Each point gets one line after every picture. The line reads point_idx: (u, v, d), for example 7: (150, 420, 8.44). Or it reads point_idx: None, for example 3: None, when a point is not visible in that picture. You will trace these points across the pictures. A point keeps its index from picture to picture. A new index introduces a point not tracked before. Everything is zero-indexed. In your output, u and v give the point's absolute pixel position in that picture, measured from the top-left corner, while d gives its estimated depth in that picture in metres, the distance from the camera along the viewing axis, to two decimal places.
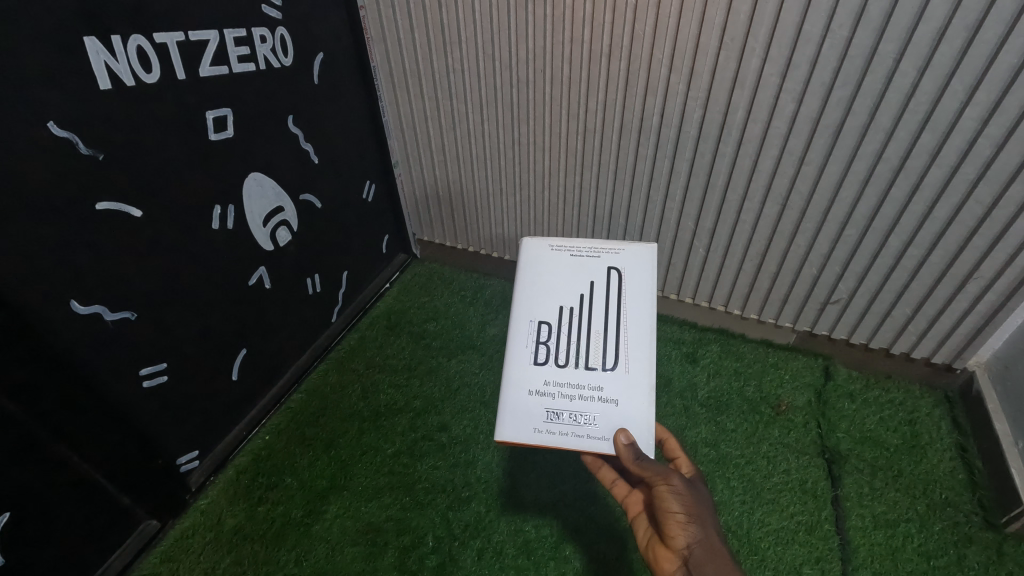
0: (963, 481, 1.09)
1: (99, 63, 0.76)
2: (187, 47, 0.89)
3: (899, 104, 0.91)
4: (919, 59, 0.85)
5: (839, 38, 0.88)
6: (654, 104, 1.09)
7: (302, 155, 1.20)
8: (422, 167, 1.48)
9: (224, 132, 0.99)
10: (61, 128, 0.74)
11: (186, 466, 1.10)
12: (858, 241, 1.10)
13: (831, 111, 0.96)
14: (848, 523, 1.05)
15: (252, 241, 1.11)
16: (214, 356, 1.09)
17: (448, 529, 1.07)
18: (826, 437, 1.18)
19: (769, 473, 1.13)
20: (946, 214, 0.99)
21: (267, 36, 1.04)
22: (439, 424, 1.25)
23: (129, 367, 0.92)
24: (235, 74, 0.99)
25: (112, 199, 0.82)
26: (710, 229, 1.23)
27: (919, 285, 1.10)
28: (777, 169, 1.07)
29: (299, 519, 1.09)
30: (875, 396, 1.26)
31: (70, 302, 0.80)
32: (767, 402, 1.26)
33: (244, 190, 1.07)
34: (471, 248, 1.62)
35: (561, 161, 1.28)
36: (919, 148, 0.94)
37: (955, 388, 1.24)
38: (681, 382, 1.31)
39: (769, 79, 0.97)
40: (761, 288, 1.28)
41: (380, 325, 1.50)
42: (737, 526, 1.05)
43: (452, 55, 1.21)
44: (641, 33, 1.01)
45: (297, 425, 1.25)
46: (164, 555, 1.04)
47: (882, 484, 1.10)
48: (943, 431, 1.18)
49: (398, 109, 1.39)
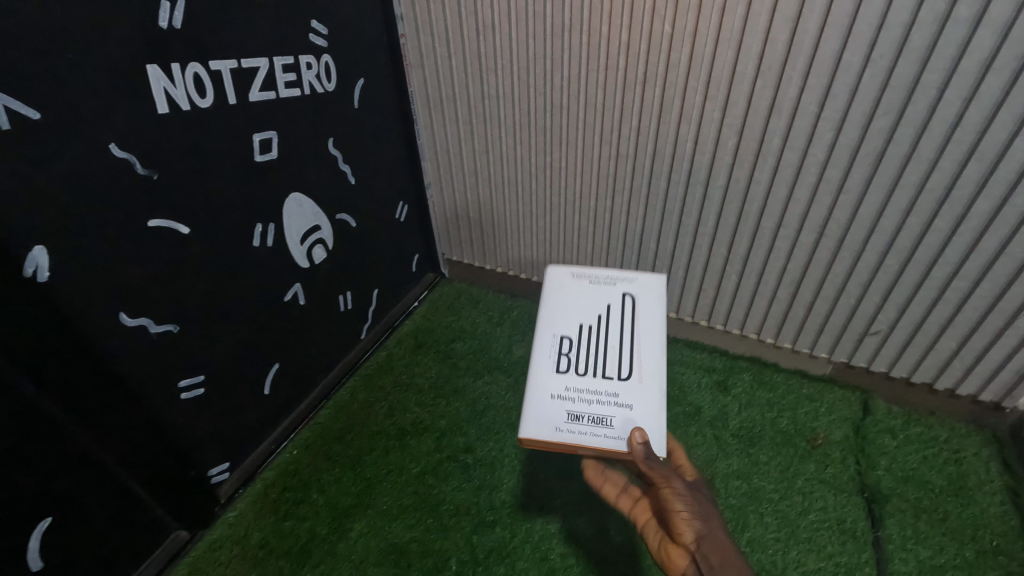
0: (1016, 528, 1.04)
1: (158, 89, 0.81)
2: (238, 74, 0.93)
3: (943, 134, 0.89)
4: (964, 89, 0.84)
5: (880, 67, 0.88)
6: (688, 130, 1.09)
7: (340, 175, 1.24)
8: (453, 188, 1.51)
9: (268, 154, 1.03)
10: (121, 149, 0.78)
11: (218, 477, 1.12)
12: (899, 272, 1.07)
13: (871, 140, 0.95)
14: (891, 568, 1.00)
15: (289, 259, 1.14)
16: (249, 370, 1.11)
17: (472, 553, 1.06)
18: (866, 473, 1.13)
19: (805, 510, 1.09)
20: (994, 245, 0.96)
21: (312, 63, 1.08)
22: (464, 445, 1.24)
23: (170, 378, 0.95)
24: (281, 98, 1.03)
25: (163, 216, 0.86)
26: (743, 255, 1.21)
27: (965, 318, 1.05)
28: (813, 198, 1.06)
29: (324, 536, 1.09)
30: (917, 432, 1.21)
31: (118, 314, 0.84)
32: (802, 435, 1.22)
33: (284, 209, 1.10)
34: (499, 269, 1.63)
35: (593, 185, 1.28)
36: (965, 178, 0.91)
37: (1004, 428, 1.18)
38: (712, 411, 1.28)
39: (806, 108, 0.96)
40: (795, 317, 1.25)
41: (408, 343, 1.51)
42: (772, 565, 1.01)
43: (487, 81, 1.24)
44: (676, 60, 1.02)
45: (324, 441, 1.26)
46: (191, 567, 1.05)
47: (926, 527, 1.04)
48: (992, 473, 1.12)
49: (432, 133, 1.42)
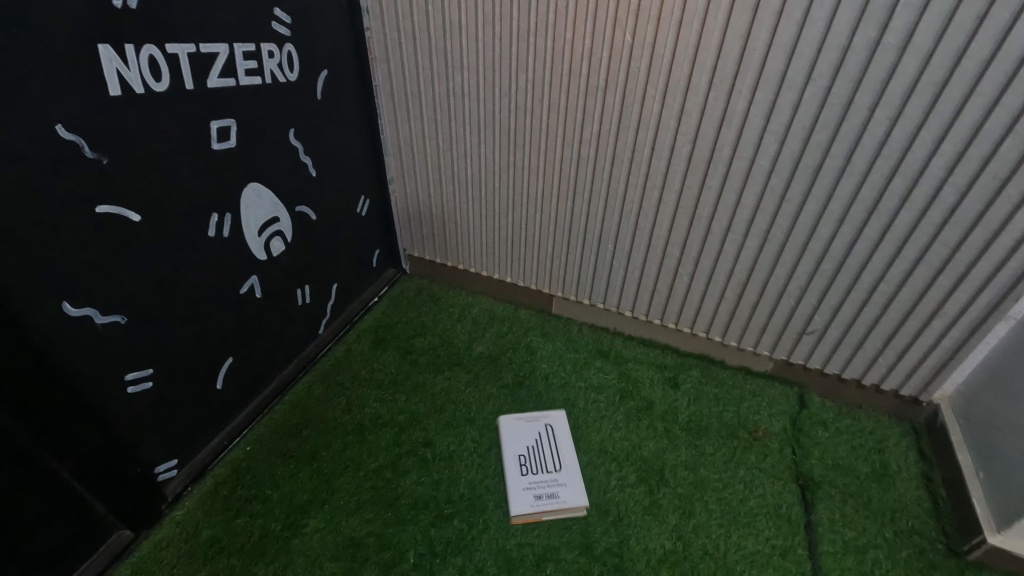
0: (928, 510, 1.14)
1: (110, 70, 0.78)
2: (196, 59, 0.91)
3: (872, 150, 0.98)
4: (891, 110, 0.92)
5: (819, 86, 0.95)
6: (646, 136, 1.14)
7: (301, 167, 1.22)
8: (416, 184, 1.51)
9: (226, 142, 1.00)
10: (68, 131, 0.75)
11: (165, 475, 1.08)
12: (834, 276, 1.15)
13: (811, 153, 1.02)
14: (820, 548, 1.08)
15: (245, 251, 1.12)
16: (200, 364, 1.08)
17: (430, 546, 1.07)
18: (800, 462, 1.22)
19: (745, 497, 1.16)
20: (914, 254, 1.05)
21: (274, 51, 1.07)
22: (423, 440, 1.25)
23: (115, 371, 0.91)
24: (241, 86, 1.01)
25: (112, 202, 0.83)
26: (695, 257, 1.27)
27: (889, 320, 1.15)
28: (758, 206, 1.13)
29: (278, 532, 1.07)
30: (846, 424, 1.31)
31: (61, 303, 0.80)
32: (745, 428, 1.30)
33: (241, 198, 1.07)
34: (460, 266, 1.64)
35: (555, 186, 1.32)
36: (891, 191, 1.00)
37: (921, 421, 1.30)
38: (663, 406, 1.34)
39: (753, 121, 1.03)
40: (741, 317, 1.32)
41: (367, 339, 1.50)
42: (715, 549, 1.08)
43: (453, 79, 1.25)
44: (635, 70, 1.07)
45: (280, 437, 1.24)
46: (135, 567, 1.01)
47: (852, 511, 1.14)
48: (910, 461, 1.23)
49: (396, 128, 1.42)
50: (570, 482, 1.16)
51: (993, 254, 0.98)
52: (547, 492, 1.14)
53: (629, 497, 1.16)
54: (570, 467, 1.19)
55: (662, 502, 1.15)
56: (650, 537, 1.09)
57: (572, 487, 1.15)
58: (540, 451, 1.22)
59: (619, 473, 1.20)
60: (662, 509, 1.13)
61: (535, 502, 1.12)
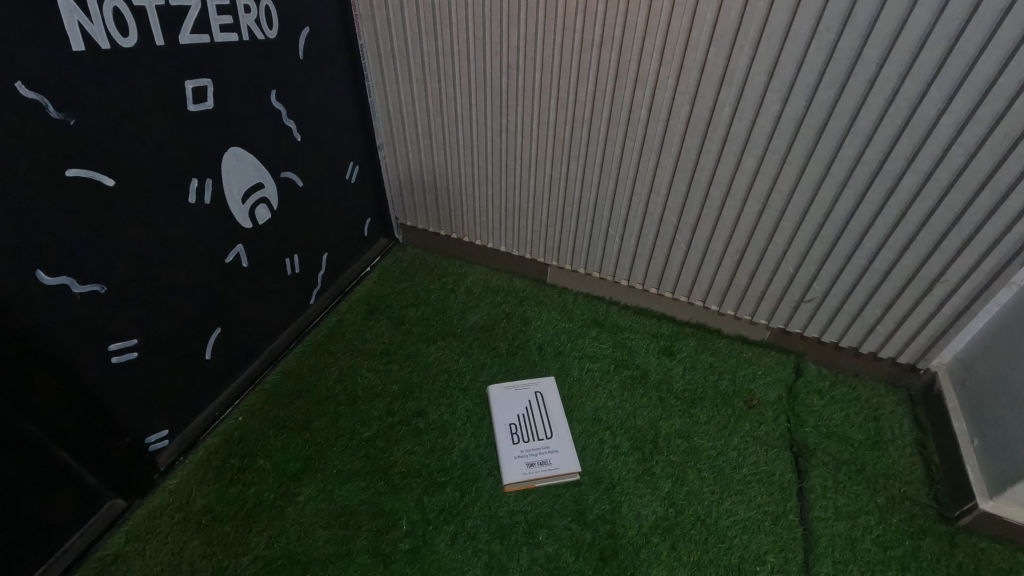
0: (921, 476, 1.14)
1: (71, 24, 0.73)
2: (166, 12, 0.85)
3: (879, 109, 0.93)
4: (900, 66, 0.88)
5: (825, 40, 0.90)
6: (643, 97, 1.10)
7: (284, 131, 1.18)
8: (407, 151, 1.46)
9: (203, 104, 0.96)
10: (29, 89, 0.71)
11: (156, 445, 1.08)
12: (835, 242, 1.12)
13: (814, 113, 0.98)
14: (811, 514, 1.08)
15: (228, 219, 1.08)
16: (187, 334, 1.06)
17: (423, 513, 1.07)
18: (794, 430, 1.22)
19: (738, 465, 1.16)
20: (918, 218, 1.02)
21: (251, 6, 1.01)
22: (416, 409, 1.24)
23: (97, 342, 0.89)
24: (215, 43, 0.95)
25: (82, 166, 0.79)
26: (693, 223, 1.24)
27: (889, 286, 1.13)
28: (759, 168, 1.09)
29: (271, 501, 1.07)
30: (842, 392, 1.30)
31: (35, 272, 0.77)
32: (740, 396, 1.29)
33: (222, 163, 1.03)
34: (454, 235, 1.61)
35: (550, 150, 1.27)
36: (897, 152, 0.96)
37: (917, 389, 1.29)
38: (658, 375, 1.33)
39: (755, 78, 0.98)
40: (739, 284, 1.30)
41: (359, 309, 1.48)
42: (706, 515, 1.08)
43: (442, 36, 1.19)
44: (632, 25, 1.01)
45: (272, 407, 1.23)
46: (130, 535, 1.01)
47: (845, 477, 1.14)
48: (904, 428, 1.23)
49: (385, 90, 1.36)
50: (562, 449, 1.17)
51: (999, 219, 0.95)
52: (539, 460, 1.14)
53: (622, 465, 1.16)
54: (561, 434, 1.20)
55: (656, 469, 1.15)
56: (643, 504, 1.09)
57: (563, 454, 1.16)
58: (530, 419, 1.22)
59: (613, 441, 1.20)
60: (655, 477, 1.14)
61: (528, 470, 1.12)
